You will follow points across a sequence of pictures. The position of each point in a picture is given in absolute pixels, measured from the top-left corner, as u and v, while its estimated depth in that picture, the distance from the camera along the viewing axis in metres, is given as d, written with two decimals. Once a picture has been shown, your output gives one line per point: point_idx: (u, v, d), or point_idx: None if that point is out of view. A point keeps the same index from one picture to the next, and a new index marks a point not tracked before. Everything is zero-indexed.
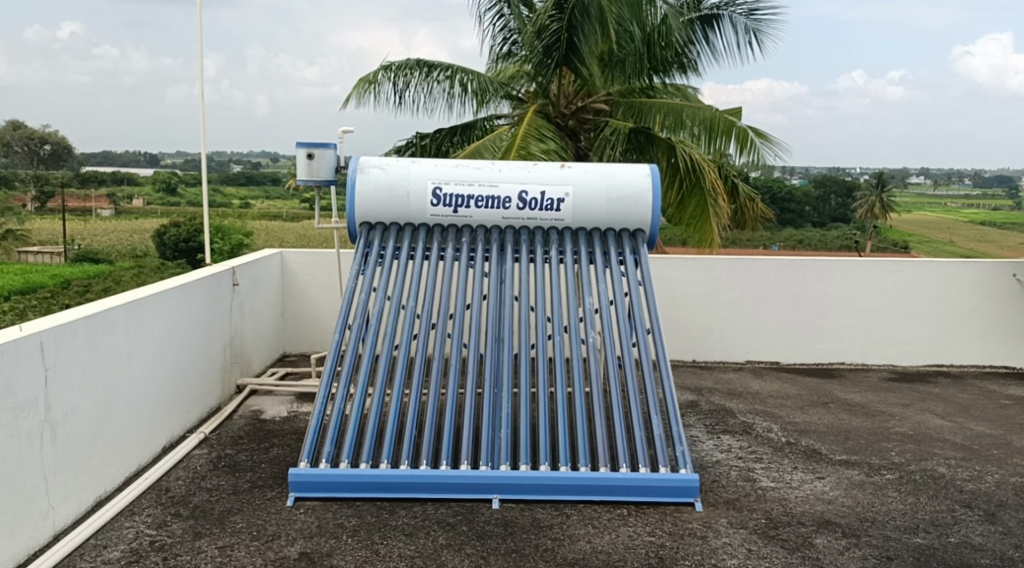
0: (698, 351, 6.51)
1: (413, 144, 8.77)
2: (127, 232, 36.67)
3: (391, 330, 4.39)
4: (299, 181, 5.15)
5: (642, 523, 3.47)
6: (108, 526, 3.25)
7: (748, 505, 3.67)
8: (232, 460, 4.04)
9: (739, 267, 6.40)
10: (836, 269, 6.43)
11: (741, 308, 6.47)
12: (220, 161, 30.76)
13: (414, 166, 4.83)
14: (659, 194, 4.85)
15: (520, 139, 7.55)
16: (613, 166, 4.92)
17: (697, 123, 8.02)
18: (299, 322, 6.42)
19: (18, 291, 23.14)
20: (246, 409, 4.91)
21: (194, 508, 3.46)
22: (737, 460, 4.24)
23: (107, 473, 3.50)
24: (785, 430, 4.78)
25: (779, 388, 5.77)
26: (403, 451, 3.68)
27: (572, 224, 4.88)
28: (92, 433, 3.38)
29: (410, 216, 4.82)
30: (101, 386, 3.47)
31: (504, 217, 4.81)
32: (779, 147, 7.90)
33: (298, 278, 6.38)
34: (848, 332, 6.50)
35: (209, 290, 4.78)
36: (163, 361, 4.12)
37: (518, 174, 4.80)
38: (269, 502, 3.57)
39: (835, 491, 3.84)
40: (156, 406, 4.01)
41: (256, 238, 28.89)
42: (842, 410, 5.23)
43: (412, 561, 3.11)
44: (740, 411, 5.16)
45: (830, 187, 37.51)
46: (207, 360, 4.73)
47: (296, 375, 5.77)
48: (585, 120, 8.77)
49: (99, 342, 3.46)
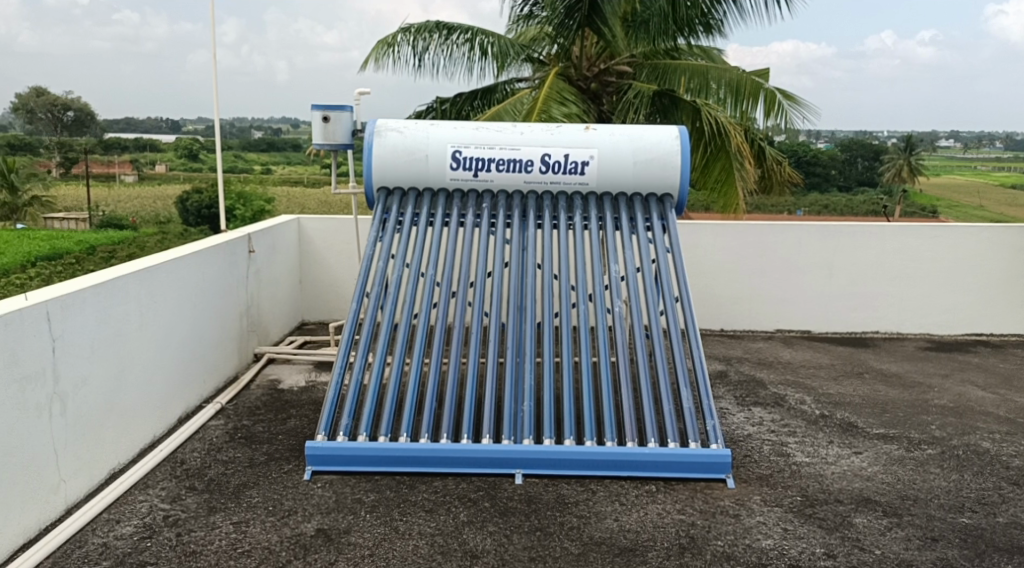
0: (726, 319, 6.32)
1: (433, 107, 8.56)
2: (150, 198, 37.08)
3: (410, 299, 4.25)
4: (314, 146, 4.98)
5: (671, 500, 3.32)
6: (121, 499, 3.16)
7: (782, 482, 3.51)
8: (248, 431, 3.95)
9: (770, 233, 6.17)
10: (871, 235, 6.17)
11: (771, 276, 6.25)
12: (239, 127, 30.56)
13: (433, 129, 4.65)
14: (688, 157, 4.63)
15: (542, 103, 7.29)
16: (640, 129, 4.71)
17: (723, 85, 7.75)
18: (317, 290, 6.30)
19: (45, 257, 23.31)
20: (263, 378, 4.81)
21: (209, 481, 3.37)
22: (769, 433, 4.08)
23: (120, 445, 3.42)
24: (818, 402, 4.60)
25: (812, 358, 5.58)
26: (423, 423, 3.56)
27: (597, 189, 4.68)
28: (104, 404, 3.29)
29: (428, 181, 4.65)
30: (112, 356, 3.37)
31: (526, 181, 4.62)
32: (809, 107, 7.67)
33: (315, 245, 6.25)
34: (883, 300, 6.27)
35: (224, 257, 4.66)
36: (177, 330, 4.00)
37: (541, 136, 4.61)
38: (286, 475, 3.47)
39: (874, 467, 3.67)
40: (170, 376, 3.91)
41: (277, 204, 28.96)
42: (878, 381, 5.04)
43: (432, 539, 2.98)
44: (771, 382, 4.99)
45: (857, 150, 36.75)
46: (223, 329, 4.63)
47: (315, 343, 5.67)
48: (608, 83, 8.42)
49: (109, 311, 3.35)
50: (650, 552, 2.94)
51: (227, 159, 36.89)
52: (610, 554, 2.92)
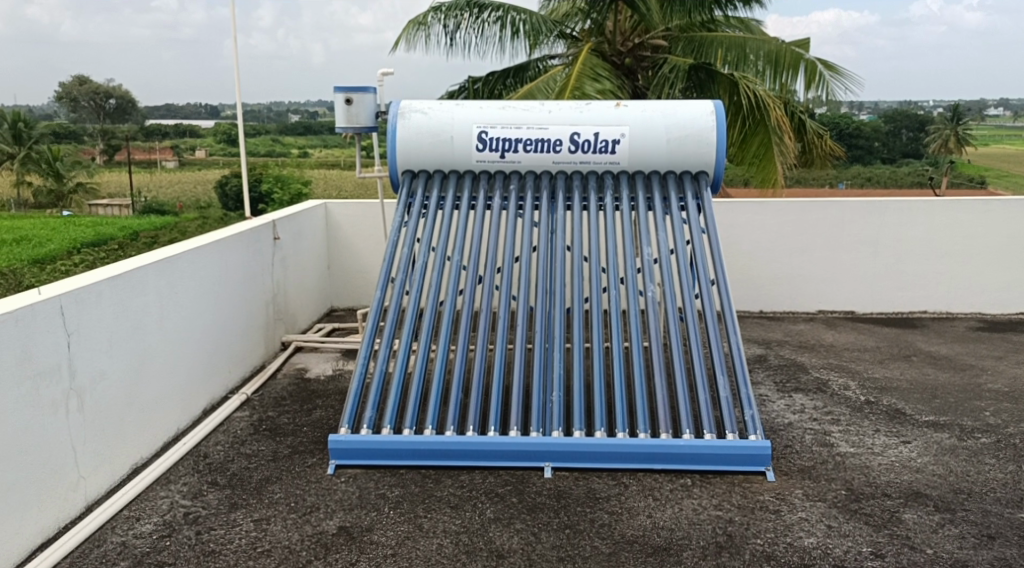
0: (766, 301, 6.10)
1: (465, 87, 8.40)
2: (190, 183, 37.68)
3: (436, 284, 4.13)
4: (337, 129, 4.85)
5: (708, 495, 3.17)
6: (143, 496, 3.12)
7: (825, 474, 3.32)
8: (273, 423, 3.88)
9: (811, 211, 5.92)
10: (918, 211, 5.88)
11: (812, 255, 6.01)
12: (277, 111, 30.99)
13: (459, 109, 4.50)
14: (724, 132, 4.42)
15: (575, 80, 7.08)
16: (674, 104, 4.51)
17: (761, 57, 7.46)
18: (346, 275, 6.23)
19: (90, 242, 23.76)
20: (290, 367, 4.75)
21: (231, 476, 3.31)
22: (812, 422, 3.89)
23: (142, 439, 3.38)
24: (863, 388, 4.39)
25: (856, 340, 5.35)
26: (450, 414, 3.45)
27: (629, 167, 4.50)
28: (124, 399, 3.24)
29: (454, 163, 4.51)
30: (132, 349, 3.31)
31: (555, 161, 4.46)
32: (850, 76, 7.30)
33: (343, 230, 6.16)
34: (931, 278, 5.99)
35: (249, 245, 4.60)
36: (199, 321, 3.94)
37: (570, 114, 4.44)
38: (309, 469, 3.40)
39: (924, 458, 3.45)
40: (193, 368, 3.86)
41: (315, 186, 29.15)
42: (927, 364, 4.80)
43: (457, 537, 2.88)
44: (813, 366, 4.78)
45: (902, 119, 35.73)
46: (249, 318, 4.58)
47: (344, 331, 5.60)
48: (643, 57, 8.13)
49: (127, 303, 3.28)
50: (685, 552, 2.79)
51: (265, 143, 37.23)
52: (642, 553, 2.79)
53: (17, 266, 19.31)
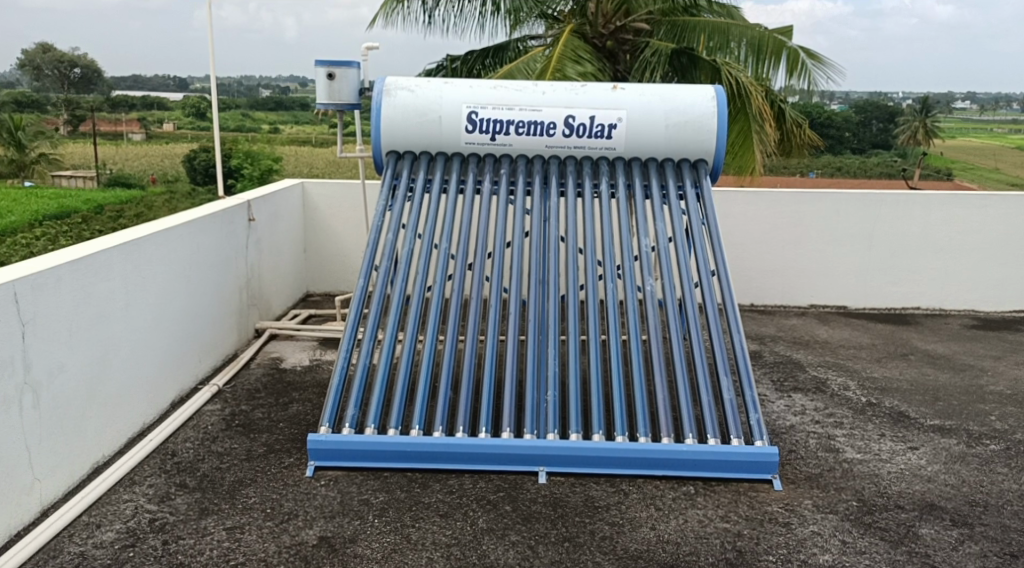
0: (757, 294, 5.96)
1: (443, 66, 8.09)
2: (157, 157, 36.86)
3: (422, 271, 3.89)
4: (318, 107, 4.54)
5: (713, 505, 2.99)
6: (104, 499, 2.86)
7: (834, 483, 3.17)
8: (246, 418, 3.63)
9: (806, 203, 5.76)
10: (915, 205, 5.75)
11: (805, 248, 5.86)
12: (247, 85, 30.32)
13: (447, 88, 4.24)
14: (725, 120, 4.22)
15: (556, 62, 6.82)
16: (673, 88, 4.30)
17: (744, 45, 7.28)
18: (322, 258, 5.95)
19: (53, 215, 23.05)
20: (264, 356, 4.48)
21: (202, 477, 3.06)
22: (814, 425, 3.73)
23: (104, 436, 3.11)
24: (863, 388, 4.25)
25: (850, 337, 5.22)
26: (438, 412, 3.23)
27: (626, 153, 4.28)
28: (85, 393, 2.97)
29: (442, 145, 4.25)
30: (95, 339, 3.04)
31: (548, 145, 4.23)
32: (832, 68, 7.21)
33: (319, 212, 5.87)
34: (925, 274, 5.87)
35: (222, 226, 4.31)
36: (167, 307, 3.66)
37: (565, 96, 4.20)
38: (286, 471, 3.15)
39: (934, 467, 3.31)
40: (160, 358, 3.58)
41: (286, 162, 28.64)
42: (925, 363, 4.68)
43: (448, 551, 2.67)
44: (810, 364, 4.64)
45: (874, 110, 36.07)
46: (221, 304, 4.31)
47: (320, 318, 5.33)
48: (625, 40, 7.78)
49: (88, 288, 3.00)
50: None
51: (234, 118, 36.50)
52: None
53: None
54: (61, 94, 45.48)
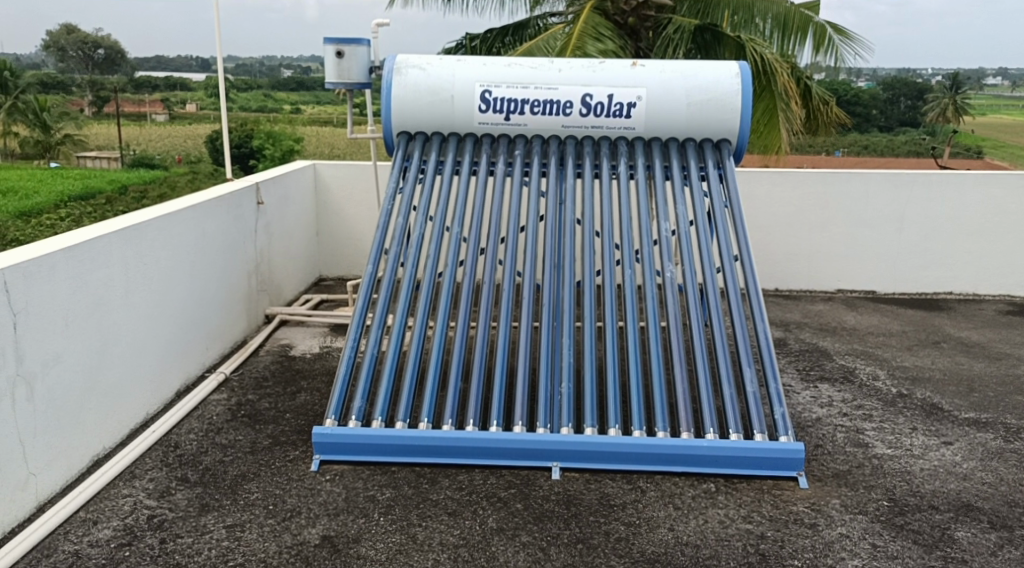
0: (782, 278, 5.77)
1: (462, 45, 7.91)
2: (179, 138, 37.04)
3: (433, 255, 3.75)
4: (327, 86, 4.42)
5: (735, 504, 2.85)
6: (103, 494, 2.78)
7: (863, 481, 3.01)
8: (253, 408, 3.53)
9: (834, 184, 5.55)
10: (949, 186, 5.51)
11: (833, 231, 5.65)
12: (268, 65, 30.28)
13: (460, 66, 4.08)
14: (750, 98, 4.02)
15: (576, 39, 6.62)
16: (695, 65, 4.10)
17: (769, 20, 7.02)
18: (335, 242, 5.84)
19: (78, 196, 23.24)
20: (274, 343, 4.39)
21: (204, 471, 2.97)
22: (842, 417, 3.57)
23: (104, 428, 3.02)
24: (893, 378, 4.06)
25: (880, 323, 5.02)
26: (448, 403, 3.10)
27: (645, 133, 4.10)
28: (83, 384, 2.88)
29: (454, 125, 4.09)
30: (93, 328, 2.95)
31: (565, 125, 4.06)
32: (860, 42, 6.98)
33: (332, 195, 5.75)
34: (959, 258, 5.64)
35: (228, 210, 4.20)
36: (170, 294, 3.56)
37: (582, 73, 4.02)
38: (291, 465, 3.05)
39: (969, 463, 3.14)
40: (163, 346, 3.48)
41: (306, 142, 28.61)
42: (958, 352, 4.48)
43: (456, 552, 2.55)
44: (837, 352, 4.45)
45: (902, 86, 35.28)
46: (229, 289, 4.21)
47: (333, 303, 5.23)
48: (647, 17, 7.49)
49: (84, 276, 2.89)
50: None
51: (254, 99, 36.52)
52: None
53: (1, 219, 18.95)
54: (85, 76, 45.76)
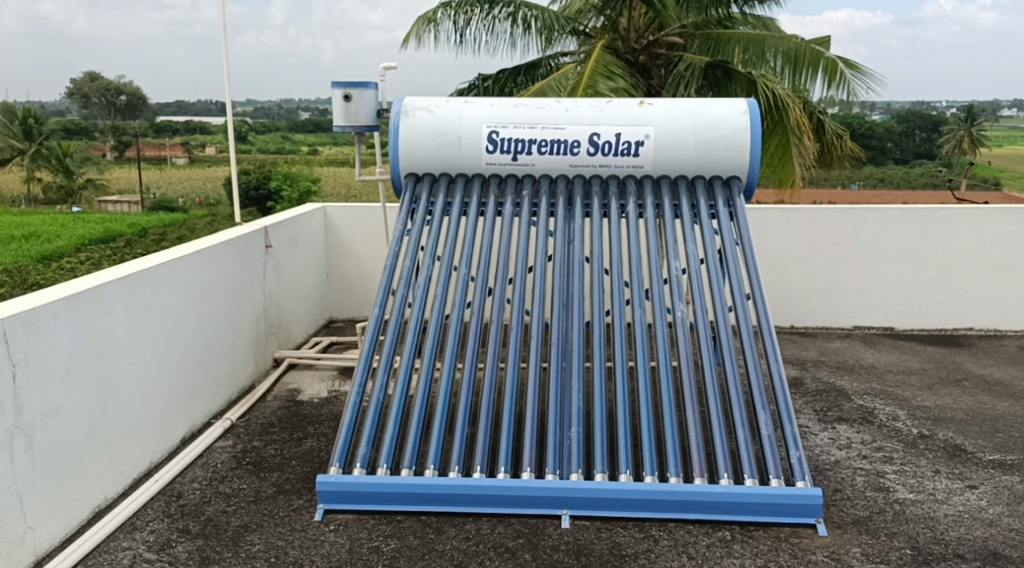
0: (798, 315, 5.67)
1: (475, 85, 7.99)
2: (198, 182, 37.66)
3: (441, 296, 3.71)
4: (336, 128, 4.43)
5: (751, 553, 2.75)
6: (103, 547, 2.73)
7: (885, 528, 2.90)
8: (258, 455, 3.48)
9: (848, 220, 5.48)
10: (965, 220, 5.43)
11: (848, 267, 5.57)
12: (286, 108, 30.79)
13: (467, 107, 4.09)
14: (758, 135, 3.99)
15: (587, 78, 6.65)
16: (702, 102, 4.09)
17: (779, 56, 7.02)
18: (345, 283, 5.83)
19: (99, 238, 23.60)
20: (282, 387, 4.35)
21: (206, 522, 2.92)
22: (861, 460, 3.46)
23: (105, 479, 2.98)
24: (914, 418, 3.95)
25: (898, 361, 4.91)
26: (455, 448, 3.03)
27: (654, 171, 4.07)
28: (84, 433, 2.85)
29: (462, 166, 4.09)
30: (95, 377, 2.93)
31: (572, 164, 4.04)
32: (873, 77, 6.91)
33: (342, 236, 5.76)
34: (978, 293, 5.54)
35: (236, 254, 4.20)
36: (176, 340, 3.54)
37: (589, 113, 4.02)
38: (295, 515, 2.99)
39: (996, 508, 3.03)
40: (168, 393, 3.46)
41: (323, 183, 28.92)
42: (981, 390, 4.36)
43: None
44: (855, 391, 4.35)
45: (916, 119, 35.27)
46: (237, 333, 4.19)
47: (342, 346, 5.20)
48: (657, 55, 7.61)
49: (87, 324, 2.88)
50: None
51: (272, 142, 37.09)
52: None
53: (23, 264, 19.22)
54: (108, 121, 46.74)
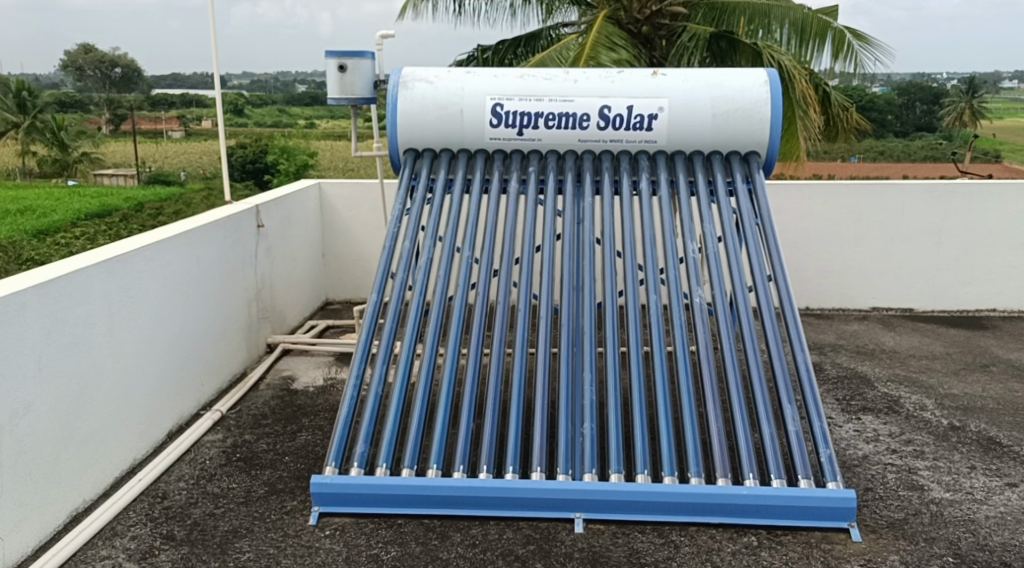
0: (813, 296, 5.45)
1: (474, 56, 7.66)
2: (195, 156, 37.31)
3: (443, 278, 3.45)
4: (329, 101, 4.16)
5: (779, 561, 2.56)
6: (80, 556, 2.54)
7: (924, 532, 2.69)
8: (249, 451, 3.28)
9: (867, 197, 5.23)
10: (991, 197, 5.18)
11: (867, 246, 5.34)
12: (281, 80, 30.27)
13: (469, 78, 3.82)
14: (780, 107, 3.73)
15: (589, 49, 6.35)
16: (720, 73, 3.82)
17: (786, 27, 6.68)
18: (341, 263, 5.59)
19: (94, 212, 23.33)
20: (275, 375, 4.14)
21: (192, 527, 2.72)
22: (890, 455, 3.25)
23: (83, 479, 2.78)
24: (942, 408, 3.74)
25: (921, 345, 4.70)
26: (459, 445, 2.80)
27: (668, 146, 3.81)
28: (58, 432, 2.63)
29: (464, 142, 3.83)
30: (71, 371, 2.70)
31: (581, 139, 3.78)
32: (881, 48, 6.63)
33: (337, 214, 5.51)
34: (1003, 272, 5.31)
35: (225, 235, 3.95)
36: (160, 328, 3.31)
37: (599, 84, 3.75)
38: (288, 518, 2.79)
39: None
40: (152, 385, 3.24)
41: (320, 157, 28.60)
42: (1010, 376, 4.15)
43: None
44: (878, 378, 4.13)
45: (919, 91, 34.83)
46: (226, 319, 3.96)
47: (339, 330, 4.98)
48: (660, 25, 7.27)
49: (60, 316, 2.64)
50: None
51: (268, 115, 36.66)
52: None
53: (18, 238, 18.99)
54: (102, 93, 46.17)
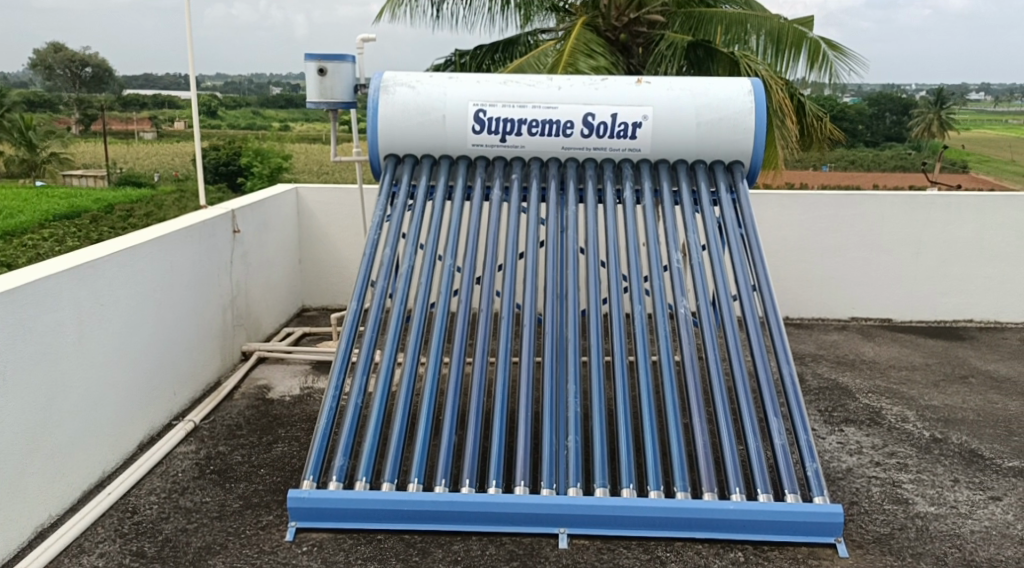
0: (793, 306, 5.46)
1: (451, 61, 7.60)
2: (167, 158, 36.82)
3: (425, 285, 3.38)
4: (308, 105, 4.08)
5: None
6: None
7: (911, 547, 2.68)
8: (223, 463, 3.18)
9: (847, 207, 5.25)
10: (968, 208, 5.22)
11: (846, 256, 5.36)
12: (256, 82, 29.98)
13: (452, 83, 3.76)
14: (764, 117, 3.72)
15: (567, 56, 6.32)
16: (704, 82, 3.80)
17: (762, 36, 6.72)
18: (318, 269, 5.49)
19: (62, 214, 22.88)
20: (251, 383, 4.04)
21: (163, 543, 2.62)
22: (874, 468, 3.24)
23: (48, 494, 2.67)
24: (923, 420, 3.74)
25: (900, 355, 4.72)
26: (441, 457, 2.73)
27: (653, 155, 3.77)
28: (23, 445, 2.52)
29: (446, 147, 3.76)
30: (38, 381, 2.59)
31: (565, 146, 3.74)
32: (856, 59, 6.68)
33: (314, 220, 5.41)
34: (979, 283, 5.36)
35: (199, 240, 3.85)
36: (131, 336, 3.20)
37: (583, 91, 3.71)
38: (263, 533, 2.70)
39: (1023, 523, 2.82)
40: (122, 394, 3.13)
41: (295, 160, 28.36)
42: (989, 388, 4.17)
43: None
44: (859, 389, 4.13)
45: (890, 102, 35.40)
46: (200, 326, 3.85)
47: (315, 337, 4.89)
48: (638, 33, 7.23)
49: (27, 324, 2.54)
50: None
51: (243, 117, 36.32)
52: None
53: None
54: (72, 93, 45.45)
